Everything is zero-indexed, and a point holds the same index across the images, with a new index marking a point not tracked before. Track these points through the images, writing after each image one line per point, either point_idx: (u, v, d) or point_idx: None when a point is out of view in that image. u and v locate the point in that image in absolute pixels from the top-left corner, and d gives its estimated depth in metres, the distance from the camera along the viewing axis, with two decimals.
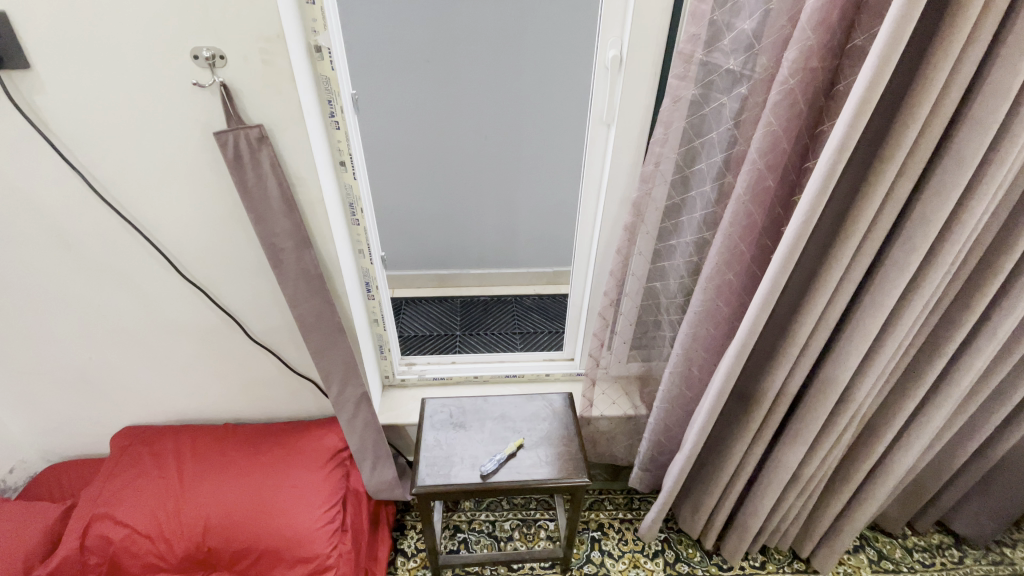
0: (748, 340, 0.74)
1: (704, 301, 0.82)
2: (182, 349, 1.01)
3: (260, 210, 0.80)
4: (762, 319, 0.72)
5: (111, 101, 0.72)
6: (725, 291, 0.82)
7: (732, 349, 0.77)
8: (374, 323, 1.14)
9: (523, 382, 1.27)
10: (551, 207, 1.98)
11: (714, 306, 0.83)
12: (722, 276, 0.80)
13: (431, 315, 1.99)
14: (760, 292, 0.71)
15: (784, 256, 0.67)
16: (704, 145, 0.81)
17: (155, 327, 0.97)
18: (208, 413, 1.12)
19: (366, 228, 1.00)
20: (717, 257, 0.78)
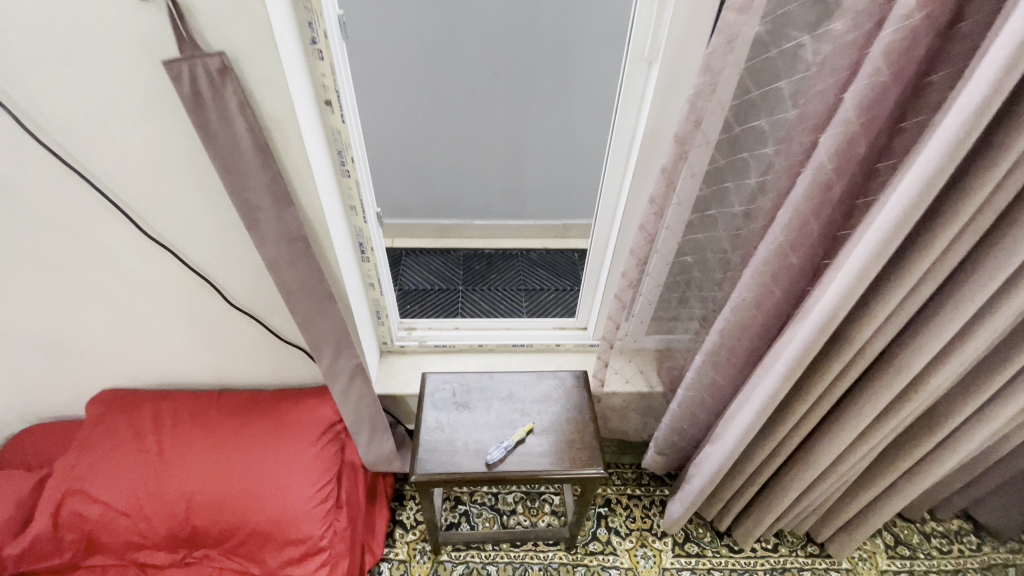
0: (815, 344, 0.63)
1: (754, 286, 0.72)
2: (156, 311, 0.91)
3: (229, 163, 0.67)
4: (837, 317, 0.60)
5: (29, 17, 0.56)
6: (784, 275, 0.70)
7: (791, 348, 0.66)
8: (370, 287, 1.02)
9: (531, 352, 1.18)
10: (564, 154, 1.82)
11: (767, 293, 0.72)
12: (779, 259, 0.69)
13: (433, 267, 1.87)
14: (834, 290, 0.58)
15: (880, 242, 0.53)
16: (766, 97, 0.65)
17: (123, 288, 0.87)
18: (192, 378, 1.04)
19: (357, 181, 0.86)
20: (779, 236, 0.67)
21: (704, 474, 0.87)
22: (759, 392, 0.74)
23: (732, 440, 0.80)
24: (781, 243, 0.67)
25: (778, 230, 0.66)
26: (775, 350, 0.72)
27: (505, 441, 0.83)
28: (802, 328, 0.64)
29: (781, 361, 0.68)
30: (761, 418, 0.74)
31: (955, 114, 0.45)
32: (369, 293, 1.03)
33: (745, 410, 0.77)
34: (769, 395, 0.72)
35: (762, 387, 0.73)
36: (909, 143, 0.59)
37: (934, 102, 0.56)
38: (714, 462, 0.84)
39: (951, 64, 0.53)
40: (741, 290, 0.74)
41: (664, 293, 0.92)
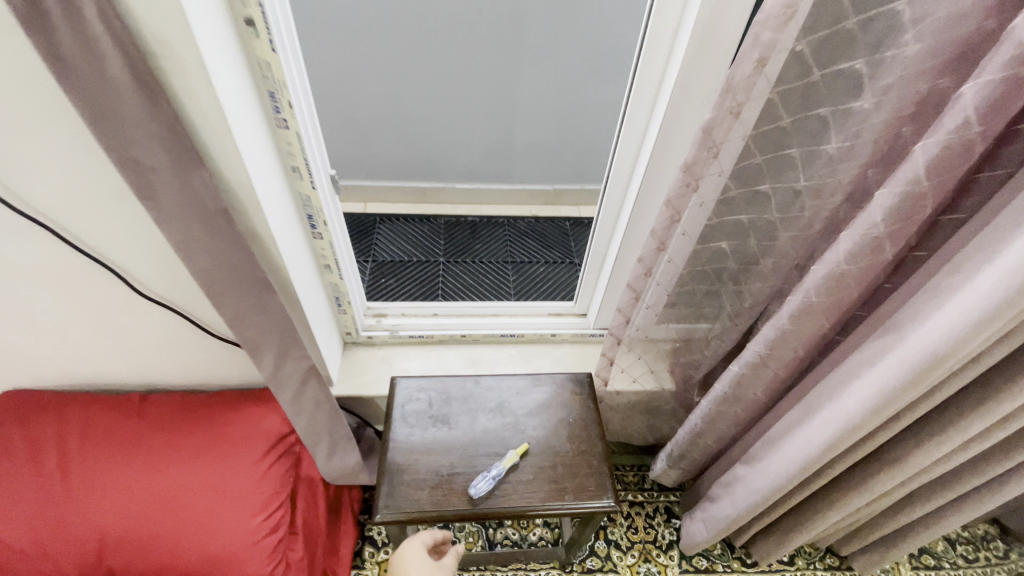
0: (937, 367, 0.45)
1: (826, 287, 0.55)
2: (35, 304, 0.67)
3: (101, 107, 0.45)
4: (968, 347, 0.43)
5: None
6: (873, 271, 0.52)
7: (889, 368, 0.49)
8: (326, 270, 0.83)
9: (522, 343, 1.03)
10: (556, 108, 1.60)
11: (844, 293, 0.54)
12: (870, 253, 0.51)
13: (410, 236, 1.67)
14: (965, 303, 0.42)
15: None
16: (867, 24, 0.46)
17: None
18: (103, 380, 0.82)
19: (299, 135, 0.65)
20: (878, 218, 0.48)
21: (738, 502, 0.73)
22: (826, 418, 0.57)
23: (781, 470, 0.64)
24: (881, 227, 0.48)
25: (882, 208, 0.47)
26: (849, 369, 0.54)
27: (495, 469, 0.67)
28: (904, 347, 0.47)
29: (868, 385, 0.51)
30: (823, 452, 0.58)
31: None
32: (327, 276, 0.84)
33: (800, 436, 0.61)
34: (846, 424, 0.54)
35: (837, 412, 0.55)
36: None
37: None
38: (750, 488, 0.70)
39: None
40: (806, 287, 0.56)
41: (688, 283, 0.75)
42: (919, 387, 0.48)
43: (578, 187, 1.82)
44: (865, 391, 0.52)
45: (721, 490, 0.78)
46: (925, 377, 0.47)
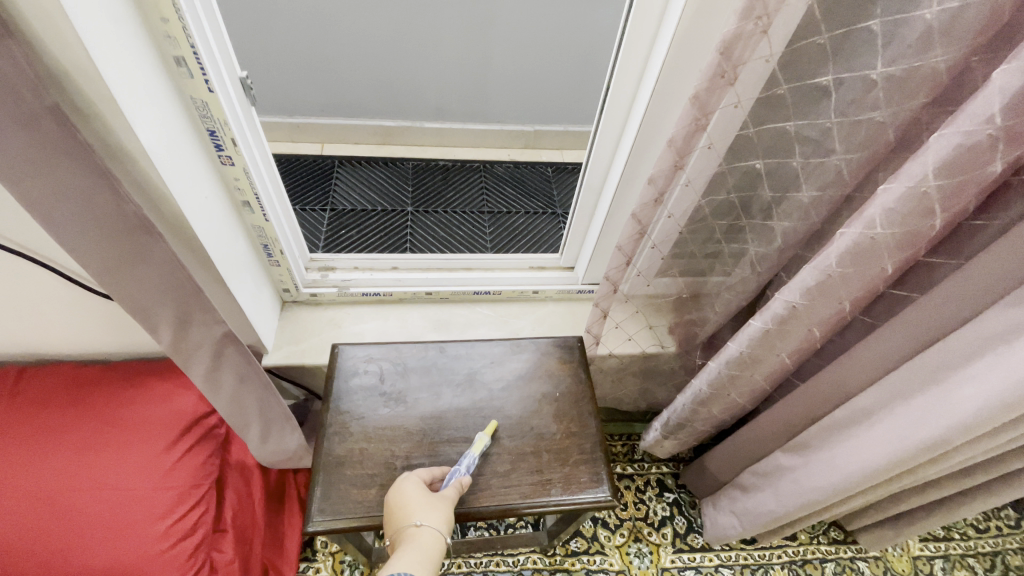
0: None
1: (900, 217, 0.40)
2: None
3: None
4: None
5: None
6: (974, 193, 0.38)
7: None
8: (246, 211, 0.65)
9: (499, 301, 0.89)
10: (539, 32, 1.37)
11: (927, 228, 0.41)
12: (975, 160, 0.36)
13: (372, 181, 1.47)
14: None
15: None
16: None
17: None
18: None
19: (179, 9, 0.45)
20: (996, 110, 0.33)
21: (786, 500, 0.64)
22: (936, 405, 0.45)
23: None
24: (996, 124, 0.34)
25: (1007, 93, 0.33)
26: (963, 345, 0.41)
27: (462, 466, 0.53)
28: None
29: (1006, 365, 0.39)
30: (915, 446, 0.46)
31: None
32: (247, 218, 0.66)
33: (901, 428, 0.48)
34: None
35: (952, 406, 0.44)
36: None
37: None
38: (809, 487, 0.60)
39: None
40: (869, 217, 0.42)
41: (699, 220, 0.63)
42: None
43: (560, 128, 1.64)
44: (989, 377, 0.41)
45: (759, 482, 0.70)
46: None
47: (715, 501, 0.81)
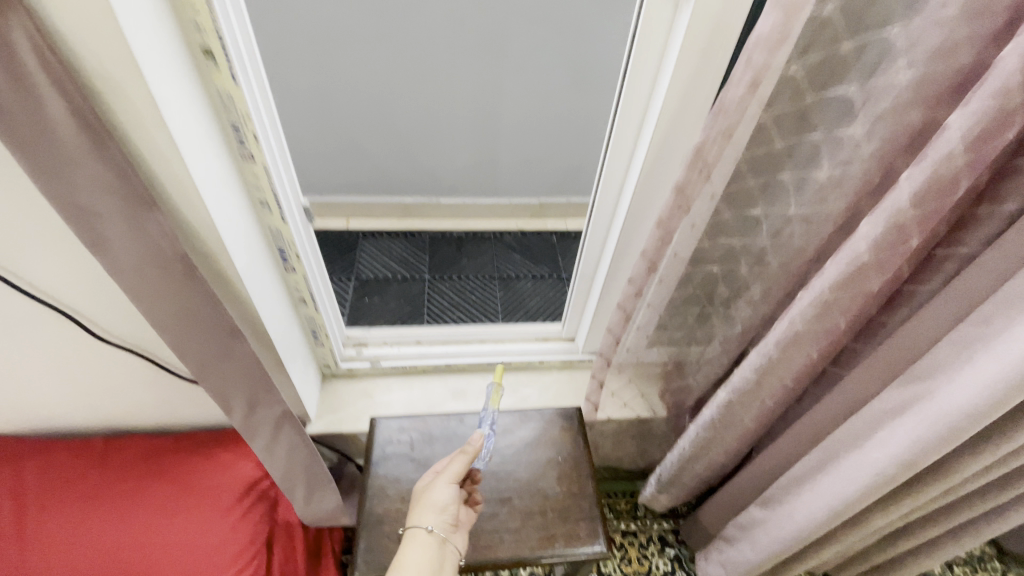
0: (965, 430, 0.43)
1: (814, 316, 0.53)
2: None
3: (48, 162, 0.42)
4: (1001, 406, 0.41)
5: None
6: (862, 302, 0.50)
7: (915, 420, 0.46)
8: (301, 304, 0.79)
9: (509, 370, 1.01)
10: (541, 121, 1.58)
11: (832, 327, 0.53)
12: (857, 281, 0.48)
13: (393, 252, 1.62)
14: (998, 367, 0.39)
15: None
16: (863, 53, 0.45)
17: None
18: (59, 428, 0.76)
19: (267, 168, 0.61)
20: (861, 249, 0.46)
21: (759, 549, 0.71)
22: None
23: (804, 520, 0.61)
24: (863, 258, 0.46)
25: (865, 239, 0.46)
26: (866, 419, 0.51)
27: (486, 424, 0.62)
28: (930, 406, 0.45)
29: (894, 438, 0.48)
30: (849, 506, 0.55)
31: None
32: (302, 310, 0.80)
33: (824, 487, 0.57)
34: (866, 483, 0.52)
35: (857, 468, 0.53)
36: None
37: None
38: (775, 536, 0.67)
39: None
40: (791, 314, 0.55)
41: (677, 307, 0.74)
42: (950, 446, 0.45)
43: (564, 200, 1.78)
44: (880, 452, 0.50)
45: (738, 534, 0.76)
46: (957, 433, 0.44)
47: (704, 554, 0.87)
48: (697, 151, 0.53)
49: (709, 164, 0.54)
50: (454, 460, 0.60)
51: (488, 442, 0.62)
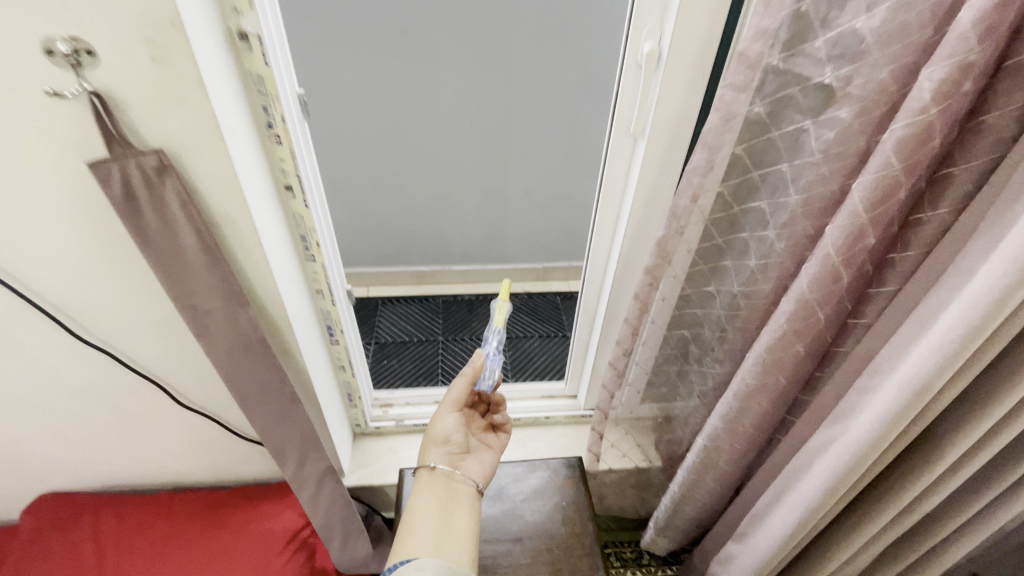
0: (860, 465, 0.56)
1: (758, 372, 0.66)
2: (94, 416, 0.79)
3: (177, 273, 0.59)
4: (880, 444, 0.53)
5: None
6: (792, 362, 0.64)
7: (829, 459, 0.58)
8: (340, 370, 0.95)
9: (518, 425, 1.13)
10: (543, 199, 1.73)
11: (772, 382, 0.66)
12: (785, 346, 0.62)
13: (410, 316, 1.78)
14: (873, 415, 0.52)
15: (939, 360, 0.45)
16: (766, 178, 0.63)
17: (58, 396, 0.75)
18: (136, 480, 0.90)
19: (324, 265, 0.78)
20: (783, 322, 0.61)
21: None
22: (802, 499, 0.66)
23: (767, 549, 0.71)
24: (784, 328, 0.61)
25: (783, 318, 0.61)
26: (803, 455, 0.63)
27: (490, 345, 0.68)
28: (836, 446, 0.58)
29: (818, 474, 0.60)
30: (796, 533, 0.66)
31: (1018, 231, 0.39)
32: (340, 375, 0.95)
33: (778, 516, 0.68)
34: (804, 512, 0.63)
35: (795, 501, 0.64)
36: (930, 237, 0.53)
37: (956, 195, 0.50)
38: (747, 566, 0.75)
39: (977, 156, 0.48)
40: (743, 374, 0.68)
41: (658, 366, 0.90)
42: (856, 474, 0.57)
43: (567, 264, 1.94)
44: (808, 484, 0.62)
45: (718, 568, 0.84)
46: (858, 464, 0.56)
47: None
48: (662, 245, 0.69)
49: (668, 253, 0.70)
50: (451, 390, 0.70)
51: (493, 361, 0.69)
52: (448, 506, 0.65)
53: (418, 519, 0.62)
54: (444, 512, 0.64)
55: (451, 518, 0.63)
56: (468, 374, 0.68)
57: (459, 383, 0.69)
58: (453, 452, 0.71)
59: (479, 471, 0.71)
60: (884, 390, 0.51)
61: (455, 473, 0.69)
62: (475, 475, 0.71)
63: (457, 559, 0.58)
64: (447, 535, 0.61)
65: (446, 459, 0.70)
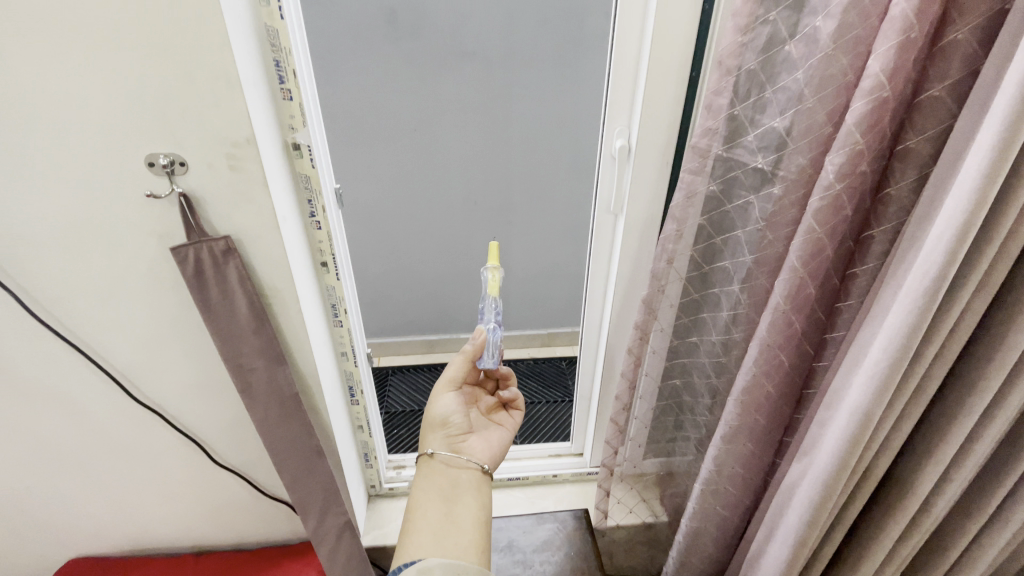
0: (829, 496, 0.61)
1: (738, 415, 0.73)
2: (137, 474, 0.88)
3: (229, 338, 0.70)
4: (841, 474, 0.59)
5: (68, 217, 0.64)
6: (766, 403, 0.72)
7: (804, 493, 0.64)
8: (359, 429, 1.02)
9: (527, 485, 1.18)
10: (544, 268, 1.86)
11: (751, 423, 0.73)
12: (756, 388, 0.70)
13: (419, 386, 1.80)
14: (830, 444, 0.59)
15: (876, 388, 0.53)
16: (727, 243, 0.75)
17: (108, 456, 0.85)
18: (168, 537, 0.98)
19: (349, 329, 0.89)
20: (751, 366, 0.69)
21: None
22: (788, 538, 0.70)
23: None
24: (754, 371, 0.69)
25: (750, 362, 0.69)
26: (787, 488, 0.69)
27: (487, 318, 0.72)
28: (808, 478, 0.63)
29: (797, 508, 0.65)
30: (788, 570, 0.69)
31: (915, 277, 0.49)
32: (358, 435, 1.03)
33: (772, 555, 0.71)
34: (790, 548, 0.67)
35: (783, 537, 0.69)
36: (863, 288, 0.63)
37: (878, 253, 0.60)
38: None
39: (886, 222, 0.59)
40: (726, 418, 0.75)
41: (656, 418, 0.95)
42: (830, 505, 0.62)
43: (569, 330, 2.02)
44: (792, 519, 0.66)
45: None
46: (830, 495, 0.61)
47: None
48: (648, 302, 0.80)
49: (654, 309, 0.81)
50: (448, 369, 0.78)
51: (493, 335, 0.73)
52: (449, 496, 0.70)
53: (421, 516, 0.67)
54: (447, 505, 0.69)
55: (453, 509, 0.69)
56: (463, 351, 0.75)
57: (455, 360, 0.77)
58: (453, 433, 0.77)
59: (479, 451, 0.77)
60: (837, 421, 0.58)
61: (457, 455, 0.75)
62: (477, 453, 0.77)
63: (462, 549, 0.63)
64: (450, 526, 0.65)
65: (446, 443, 0.76)
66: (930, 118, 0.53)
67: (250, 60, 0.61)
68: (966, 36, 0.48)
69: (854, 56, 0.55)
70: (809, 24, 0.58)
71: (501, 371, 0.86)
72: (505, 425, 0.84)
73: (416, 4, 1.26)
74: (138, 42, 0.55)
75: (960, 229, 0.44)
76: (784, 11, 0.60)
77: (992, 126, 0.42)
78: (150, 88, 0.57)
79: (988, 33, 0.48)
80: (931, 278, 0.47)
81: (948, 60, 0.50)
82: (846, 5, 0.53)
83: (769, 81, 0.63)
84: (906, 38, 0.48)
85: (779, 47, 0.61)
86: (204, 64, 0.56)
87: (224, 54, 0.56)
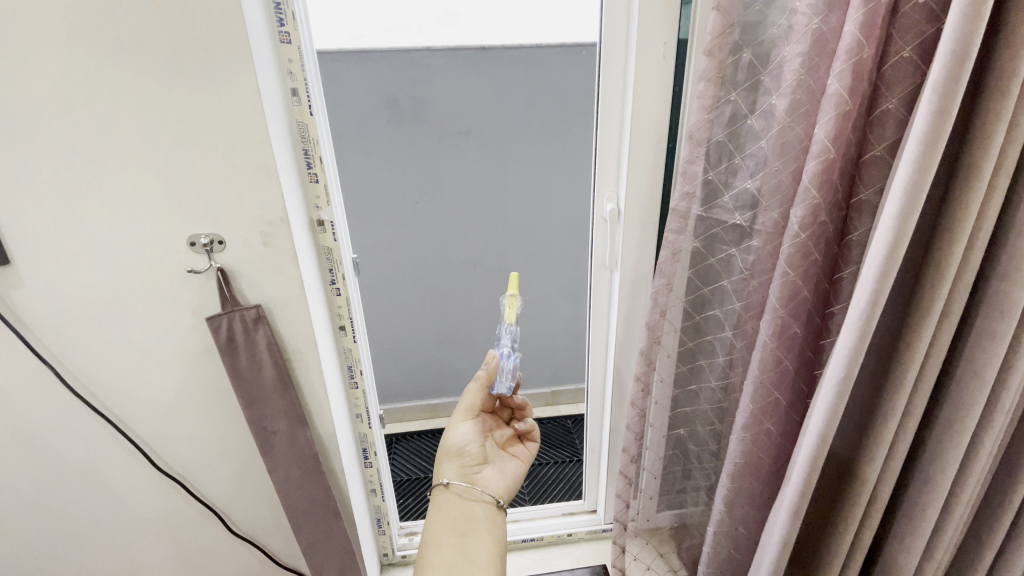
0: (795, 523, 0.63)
1: (742, 453, 0.75)
2: (154, 541, 0.91)
3: (252, 400, 0.75)
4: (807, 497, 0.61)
5: (110, 295, 0.70)
6: (760, 441, 0.75)
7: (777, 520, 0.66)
8: (371, 493, 1.03)
9: (543, 546, 1.19)
10: (544, 327, 1.91)
11: (750, 459, 0.75)
12: (749, 425, 0.73)
13: (425, 452, 1.77)
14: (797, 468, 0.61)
15: (828, 411, 0.56)
16: (714, 293, 0.81)
17: (128, 524, 0.89)
18: None
19: (364, 391, 0.93)
20: (749, 402, 0.72)
21: None
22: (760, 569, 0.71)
23: None
24: (750, 408, 0.72)
25: (744, 404, 0.73)
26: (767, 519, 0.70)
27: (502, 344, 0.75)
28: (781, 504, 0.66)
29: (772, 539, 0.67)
30: None
31: (853, 308, 0.53)
32: (371, 498, 1.04)
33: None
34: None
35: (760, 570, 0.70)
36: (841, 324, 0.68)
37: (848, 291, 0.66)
38: None
39: (855, 263, 0.65)
40: (732, 458, 0.77)
41: (664, 467, 0.97)
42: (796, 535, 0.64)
43: (573, 387, 2.04)
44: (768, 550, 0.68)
45: None
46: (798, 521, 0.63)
47: None
48: (648, 349, 0.83)
49: (653, 357, 0.84)
50: (461, 399, 0.82)
51: (510, 361, 0.76)
52: (463, 529, 0.72)
53: (434, 552, 0.67)
54: (462, 538, 0.71)
55: (470, 542, 0.70)
56: (477, 379, 0.80)
57: (468, 388, 0.81)
58: (468, 463, 0.80)
59: (496, 483, 0.80)
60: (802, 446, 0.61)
61: (471, 486, 0.77)
62: (490, 485, 0.79)
63: None
64: (465, 562, 0.67)
65: (461, 472, 0.79)
66: (878, 169, 0.60)
67: (284, 150, 0.70)
68: (896, 104, 0.57)
69: (805, 126, 0.64)
70: (765, 102, 0.68)
71: (517, 402, 0.89)
72: (520, 457, 0.88)
73: (416, 94, 1.41)
74: (187, 140, 0.63)
75: (882, 265, 0.50)
76: (742, 92, 0.70)
77: (900, 178, 0.48)
78: (196, 180, 0.65)
79: (913, 104, 0.57)
80: (862, 312, 0.52)
81: (884, 125, 0.58)
82: (792, 85, 0.63)
83: (736, 149, 0.72)
84: (844, 110, 0.57)
85: (741, 121, 0.71)
86: (245, 155, 0.65)
87: (264, 148, 0.65)
